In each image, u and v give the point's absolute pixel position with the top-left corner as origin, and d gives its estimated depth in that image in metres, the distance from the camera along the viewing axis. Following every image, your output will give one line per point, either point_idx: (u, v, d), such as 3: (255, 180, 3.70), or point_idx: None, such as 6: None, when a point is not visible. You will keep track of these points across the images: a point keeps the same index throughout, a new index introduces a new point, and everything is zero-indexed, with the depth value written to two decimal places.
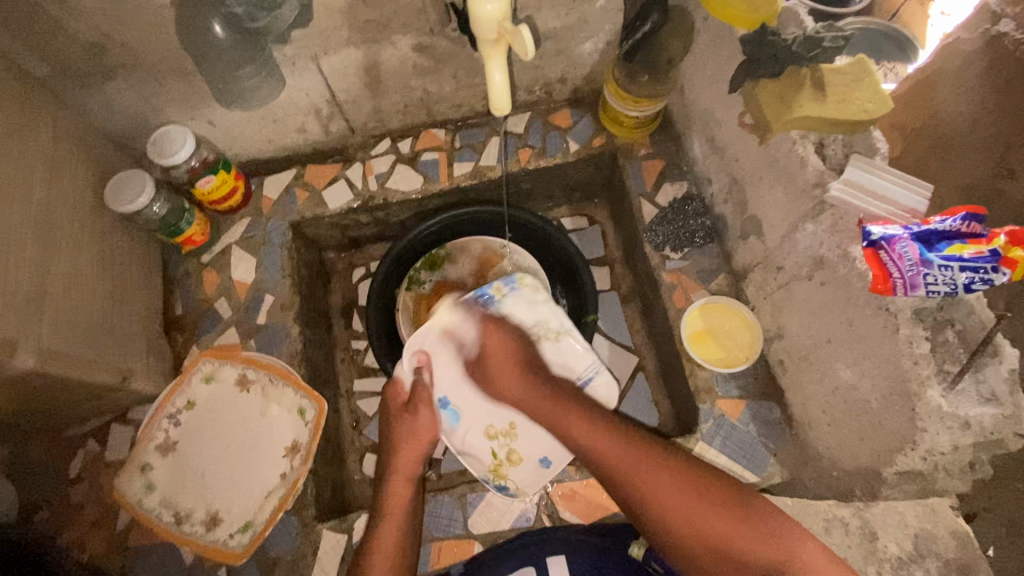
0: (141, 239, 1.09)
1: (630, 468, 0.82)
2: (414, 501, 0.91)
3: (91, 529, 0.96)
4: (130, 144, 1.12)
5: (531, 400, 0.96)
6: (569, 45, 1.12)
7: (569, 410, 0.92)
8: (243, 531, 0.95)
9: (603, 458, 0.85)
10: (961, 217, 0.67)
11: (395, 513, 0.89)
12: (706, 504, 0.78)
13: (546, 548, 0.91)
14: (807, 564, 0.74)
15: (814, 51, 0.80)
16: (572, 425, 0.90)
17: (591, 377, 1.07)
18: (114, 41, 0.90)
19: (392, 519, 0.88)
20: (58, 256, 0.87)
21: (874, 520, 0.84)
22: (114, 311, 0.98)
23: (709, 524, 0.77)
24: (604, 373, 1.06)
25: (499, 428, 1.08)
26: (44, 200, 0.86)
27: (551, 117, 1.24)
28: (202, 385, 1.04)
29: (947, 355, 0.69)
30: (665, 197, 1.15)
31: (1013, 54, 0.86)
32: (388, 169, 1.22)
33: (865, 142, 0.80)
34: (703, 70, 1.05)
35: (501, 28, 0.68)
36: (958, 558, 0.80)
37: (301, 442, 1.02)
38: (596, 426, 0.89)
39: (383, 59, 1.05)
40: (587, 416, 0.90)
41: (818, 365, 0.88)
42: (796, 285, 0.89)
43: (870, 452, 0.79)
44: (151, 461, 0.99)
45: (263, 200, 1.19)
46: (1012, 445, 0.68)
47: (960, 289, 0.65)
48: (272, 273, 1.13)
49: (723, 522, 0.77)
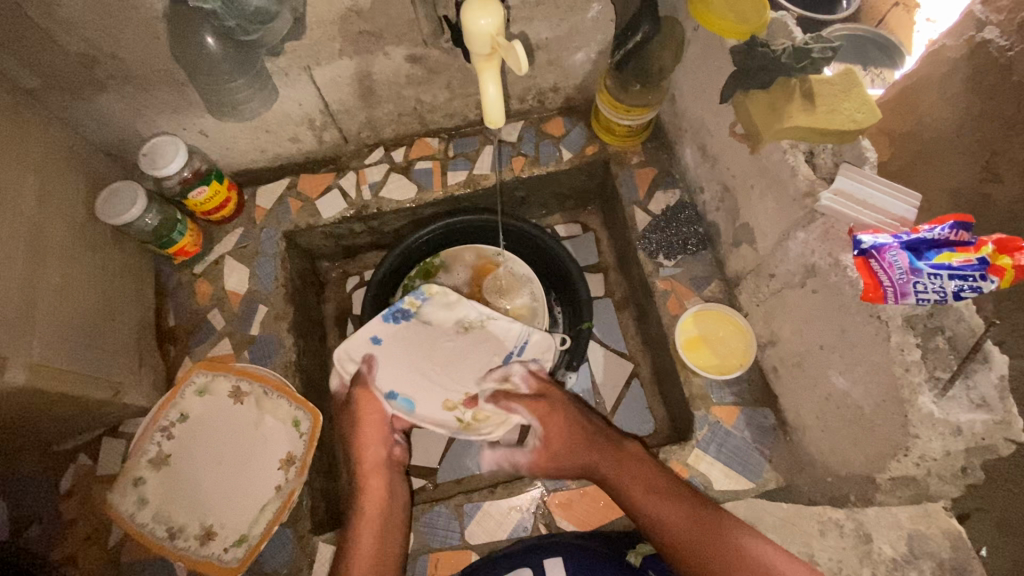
0: (134, 250, 1.09)
1: (696, 542, 0.82)
2: (392, 496, 0.95)
3: (83, 544, 0.95)
4: (121, 155, 1.11)
5: (595, 457, 0.94)
6: (561, 55, 1.13)
7: (632, 476, 0.90)
8: (238, 544, 0.95)
9: (663, 526, 0.84)
10: (949, 225, 0.67)
11: (370, 515, 0.91)
12: (677, 513, 0.84)
13: (543, 553, 0.92)
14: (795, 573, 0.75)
15: (802, 63, 0.81)
16: (636, 494, 0.88)
17: (525, 343, 1.12)
18: (105, 54, 0.89)
19: (367, 520, 0.90)
20: (49, 270, 0.86)
21: (868, 521, 0.82)
22: (107, 324, 0.97)
23: (680, 528, 0.83)
24: (538, 332, 1.12)
25: (456, 399, 1.10)
26: (35, 214, 0.85)
27: (544, 126, 1.25)
28: (196, 397, 1.03)
29: (938, 361, 0.71)
30: (658, 204, 1.15)
31: (999, 61, 0.84)
32: (381, 178, 1.22)
33: (853, 151, 0.82)
34: (694, 79, 1.06)
35: (495, 43, 0.68)
36: (952, 558, 0.78)
37: (295, 454, 1.01)
38: (657, 493, 0.87)
39: (376, 70, 1.05)
40: (649, 483, 0.89)
41: (810, 371, 0.89)
42: (788, 292, 0.90)
43: (864, 457, 0.80)
44: (143, 475, 0.98)
45: (256, 210, 1.19)
46: (1003, 450, 0.68)
47: (949, 297, 0.66)
48: (265, 284, 1.13)
49: (692, 528, 0.83)
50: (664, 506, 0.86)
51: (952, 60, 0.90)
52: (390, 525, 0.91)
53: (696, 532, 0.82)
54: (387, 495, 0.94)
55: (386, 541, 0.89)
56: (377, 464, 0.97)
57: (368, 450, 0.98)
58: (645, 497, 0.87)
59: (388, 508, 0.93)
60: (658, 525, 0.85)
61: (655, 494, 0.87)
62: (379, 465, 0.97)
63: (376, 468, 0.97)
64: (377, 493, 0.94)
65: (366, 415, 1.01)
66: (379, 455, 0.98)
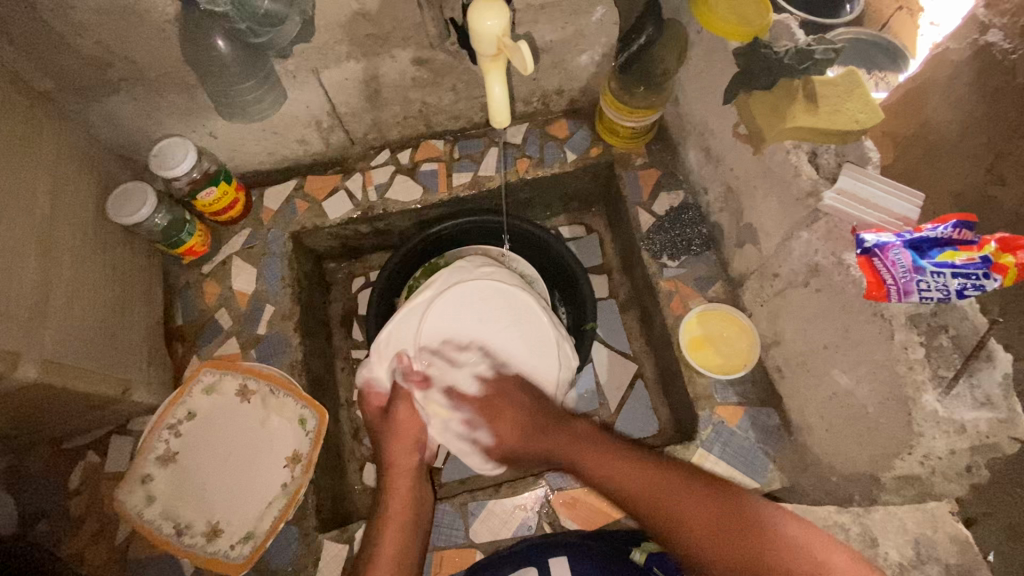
0: (142, 250, 1.10)
1: (749, 547, 0.74)
2: (420, 502, 0.92)
3: (91, 542, 0.96)
4: (130, 156, 1.12)
5: (625, 472, 0.85)
6: (566, 57, 1.14)
7: (671, 483, 0.82)
8: (245, 541, 0.95)
9: (708, 544, 0.76)
10: (952, 225, 0.68)
11: (395, 517, 0.89)
12: (719, 524, 0.77)
13: (548, 550, 0.91)
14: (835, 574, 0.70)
15: (805, 64, 0.81)
16: (669, 505, 0.80)
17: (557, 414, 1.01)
18: (118, 57, 0.91)
19: (392, 525, 0.89)
20: (62, 270, 0.88)
21: (874, 526, 0.81)
22: (116, 322, 0.99)
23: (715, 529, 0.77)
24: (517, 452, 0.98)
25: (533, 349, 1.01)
26: (48, 213, 0.87)
27: (548, 128, 1.26)
28: (203, 396, 1.04)
29: (942, 360, 0.70)
30: (662, 206, 1.16)
31: (1003, 64, 0.83)
32: (387, 179, 1.23)
33: (857, 150, 0.83)
34: (697, 82, 1.07)
35: (501, 44, 0.69)
36: (959, 563, 0.77)
37: (302, 451, 1.02)
38: (692, 494, 0.80)
39: (382, 72, 1.06)
40: (685, 485, 0.82)
41: (815, 371, 0.89)
42: (792, 292, 0.90)
43: (868, 457, 0.80)
44: (151, 472, 0.99)
45: (263, 211, 1.20)
46: (1007, 449, 0.68)
47: (952, 295, 0.66)
48: (272, 284, 1.14)
49: (697, 515, 0.78)
50: (651, 482, 0.83)
51: (956, 63, 0.89)
52: (416, 530, 0.90)
53: (709, 518, 0.77)
54: (415, 504, 0.92)
55: (408, 542, 0.88)
56: (407, 470, 0.93)
57: (401, 455, 0.94)
58: (677, 510, 0.79)
59: (415, 517, 0.90)
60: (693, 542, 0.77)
61: (648, 477, 0.84)
62: (412, 472, 0.94)
63: (406, 473, 0.94)
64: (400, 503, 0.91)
65: (401, 421, 0.94)
66: (411, 460, 0.94)
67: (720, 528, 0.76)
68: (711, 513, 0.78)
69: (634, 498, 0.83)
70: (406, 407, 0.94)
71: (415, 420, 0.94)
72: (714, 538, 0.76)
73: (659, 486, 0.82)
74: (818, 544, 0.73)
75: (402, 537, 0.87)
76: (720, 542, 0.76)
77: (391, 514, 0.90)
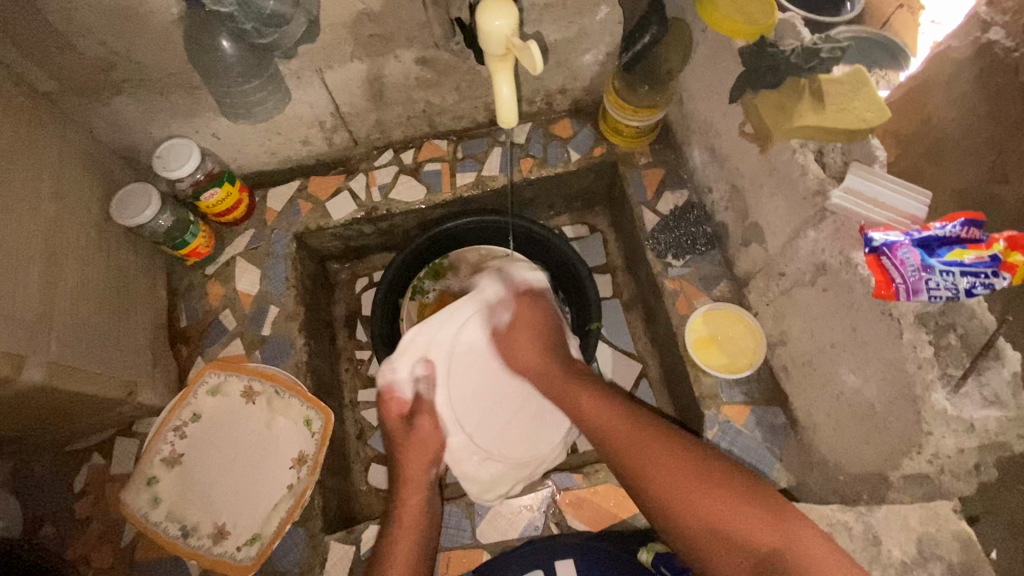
0: (146, 251, 1.09)
1: (725, 513, 0.75)
2: (429, 510, 0.93)
3: (97, 544, 0.96)
4: (133, 157, 1.12)
5: (633, 436, 0.85)
6: (569, 57, 1.14)
7: (670, 452, 0.82)
8: (251, 543, 0.96)
9: (688, 510, 0.76)
10: (960, 223, 0.68)
11: (407, 523, 0.90)
12: (713, 495, 0.76)
13: (556, 552, 0.92)
14: (808, 550, 0.70)
15: (811, 62, 0.80)
16: (660, 471, 0.80)
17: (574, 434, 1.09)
18: (122, 58, 0.91)
19: (404, 531, 0.89)
20: (66, 272, 0.87)
21: (877, 524, 0.79)
22: (121, 324, 0.98)
23: (706, 498, 0.77)
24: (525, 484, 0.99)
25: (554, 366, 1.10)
26: (52, 216, 0.87)
27: (552, 127, 1.26)
28: (208, 397, 1.04)
29: (950, 358, 0.70)
30: (666, 205, 1.16)
31: (1005, 62, 0.83)
32: (391, 179, 1.23)
33: (863, 149, 0.81)
34: (702, 80, 1.06)
35: (509, 43, 0.69)
36: (962, 562, 0.75)
37: (308, 453, 1.02)
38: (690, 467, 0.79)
39: (387, 72, 1.06)
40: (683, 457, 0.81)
41: (822, 370, 0.89)
42: (798, 291, 0.90)
43: (876, 455, 0.80)
44: (156, 474, 0.99)
45: (267, 212, 1.20)
46: (1016, 447, 0.68)
47: (961, 294, 0.66)
48: (276, 285, 1.13)
49: (683, 482, 0.78)
50: (654, 448, 0.83)
51: (958, 61, 0.89)
52: (427, 537, 0.90)
53: (701, 486, 0.77)
54: (426, 513, 0.92)
55: (420, 547, 0.89)
56: (421, 486, 0.95)
57: (415, 469, 0.96)
58: (667, 481, 0.79)
59: (426, 523, 0.91)
60: (675, 507, 0.78)
61: (652, 442, 0.84)
62: (424, 487, 0.95)
63: (419, 487, 0.95)
64: (410, 513, 0.92)
65: (421, 435, 1.00)
66: (426, 475, 0.96)
67: (710, 495, 0.76)
68: (698, 482, 0.78)
69: (632, 458, 0.83)
70: (427, 423, 1.01)
71: (436, 437, 1.01)
72: (700, 505, 0.76)
73: (648, 452, 0.83)
74: (799, 521, 0.73)
75: (414, 543, 0.88)
76: (704, 507, 0.76)
77: (402, 522, 0.90)
